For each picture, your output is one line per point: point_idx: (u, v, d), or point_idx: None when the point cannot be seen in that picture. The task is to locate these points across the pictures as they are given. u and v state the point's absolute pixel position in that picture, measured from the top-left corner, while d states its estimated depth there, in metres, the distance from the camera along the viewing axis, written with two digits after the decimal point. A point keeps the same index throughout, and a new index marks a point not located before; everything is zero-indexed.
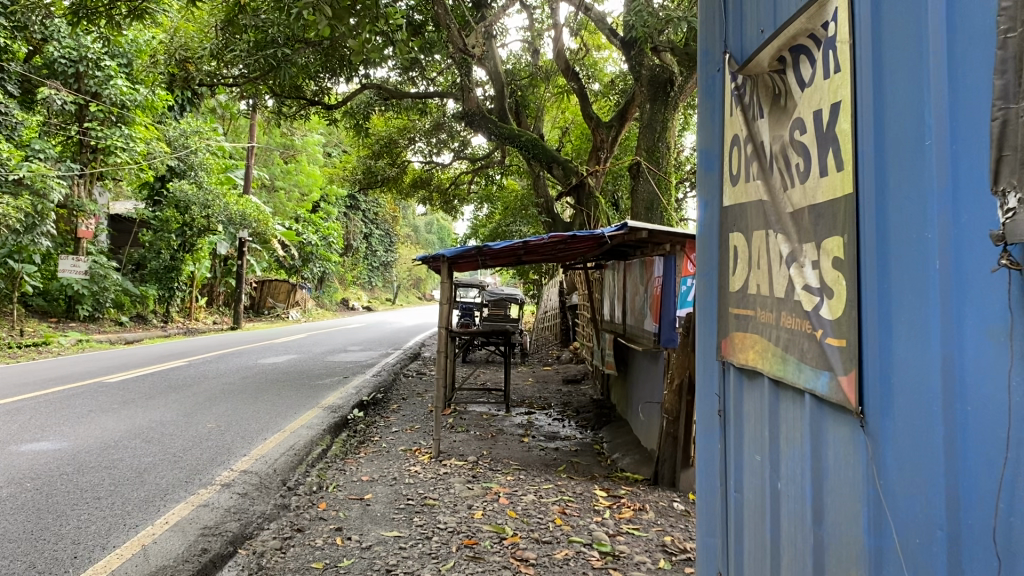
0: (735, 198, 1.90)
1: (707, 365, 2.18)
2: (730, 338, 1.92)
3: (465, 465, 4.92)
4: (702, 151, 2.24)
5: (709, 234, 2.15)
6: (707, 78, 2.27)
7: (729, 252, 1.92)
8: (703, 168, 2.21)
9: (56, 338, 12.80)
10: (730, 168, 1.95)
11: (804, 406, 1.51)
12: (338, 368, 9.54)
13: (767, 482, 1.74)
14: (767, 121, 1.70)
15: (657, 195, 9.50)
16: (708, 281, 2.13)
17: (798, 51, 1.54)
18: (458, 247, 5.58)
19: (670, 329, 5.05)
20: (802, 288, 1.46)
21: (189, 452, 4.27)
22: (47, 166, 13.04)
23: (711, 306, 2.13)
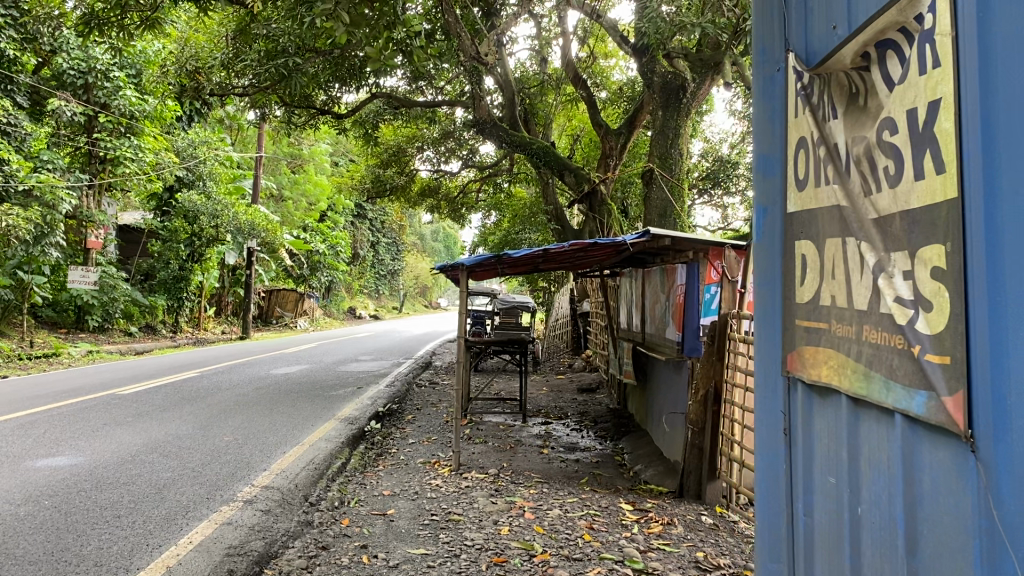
0: (803, 204, 1.83)
1: (767, 379, 2.10)
2: (799, 352, 1.84)
3: (486, 478, 4.82)
4: (758, 155, 2.18)
5: (769, 241, 2.08)
6: (763, 79, 2.20)
7: (799, 260, 1.84)
8: (761, 172, 2.14)
9: (66, 349, 12.77)
10: (796, 172, 1.88)
11: (896, 427, 1.44)
12: (350, 378, 9.46)
13: (846, 506, 1.66)
14: (845, 121, 1.62)
15: (671, 202, 9.40)
16: (770, 290, 2.06)
17: (885, 46, 1.47)
18: (477, 256, 5.48)
19: (694, 339, 4.97)
20: (895, 301, 1.39)
21: (209, 467, 4.19)
22: (56, 177, 13.04)
23: (772, 318, 2.06)
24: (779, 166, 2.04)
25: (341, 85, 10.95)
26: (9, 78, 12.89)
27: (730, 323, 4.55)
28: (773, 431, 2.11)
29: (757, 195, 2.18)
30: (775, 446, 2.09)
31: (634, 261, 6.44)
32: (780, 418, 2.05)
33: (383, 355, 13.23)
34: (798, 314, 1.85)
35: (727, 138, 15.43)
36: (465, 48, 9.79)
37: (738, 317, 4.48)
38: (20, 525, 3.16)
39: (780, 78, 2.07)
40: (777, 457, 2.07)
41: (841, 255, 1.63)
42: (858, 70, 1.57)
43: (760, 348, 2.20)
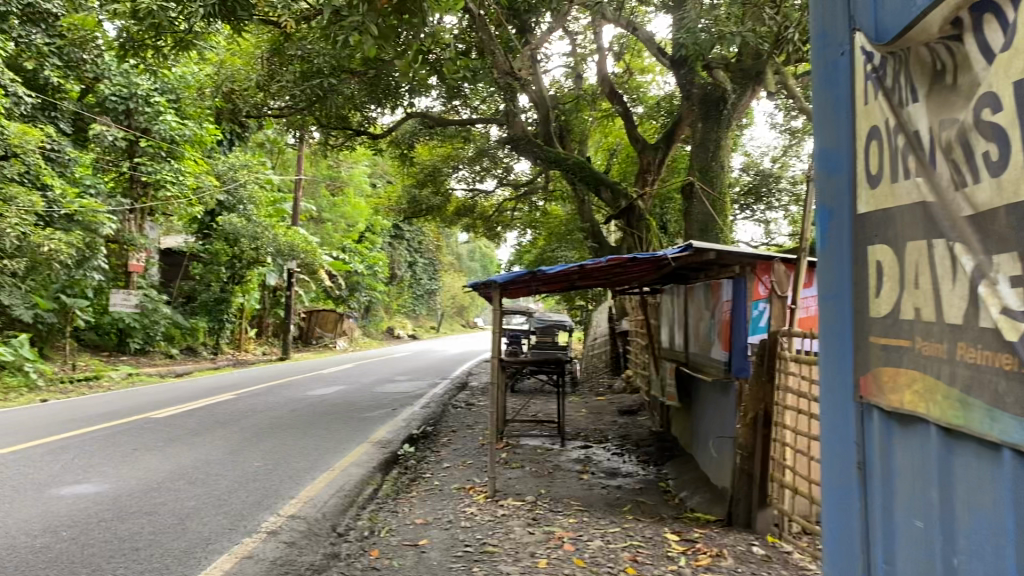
0: (881, 203, 1.66)
1: (835, 405, 1.91)
2: (878, 374, 1.67)
3: (524, 505, 4.61)
4: (818, 152, 2.00)
5: (835, 247, 1.90)
6: (823, 65, 2.02)
7: (876, 268, 1.67)
8: (823, 170, 1.97)
9: (108, 371, 12.83)
10: (871, 169, 1.71)
11: (1004, 462, 1.26)
12: (386, 399, 9.31)
13: (938, 551, 1.48)
14: (932, 104, 1.45)
15: (712, 216, 9.13)
16: (837, 303, 1.88)
17: (980, 10, 1.29)
18: (511, 273, 5.28)
19: (742, 358, 4.74)
20: (1001, 313, 1.22)
21: (235, 495, 4.05)
22: (98, 202, 13.20)
23: (842, 333, 1.87)
24: (846, 164, 1.86)
25: (377, 106, 10.95)
26: (53, 105, 13.13)
27: (780, 342, 4.34)
28: (842, 465, 1.91)
29: (817, 195, 2.01)
30: (845, 482, 1.89)
31: (675, 277, 6.21)
32: (851, 449, 1.86)
33: (420, 376, 13.10)
34: (875, 330, 1.68)
35: (768, 152, 15.11)
36: (499, 63, 9.69)
37: (788, 335, 4.26)
38: (33, 559, 3.03)
39: (845, 63, 1.90)
40: (847, 495, 1.87)
41: (927, 261, 1.47)
42: (945, 43, 1.41)
43: (825, 368, 2.01)
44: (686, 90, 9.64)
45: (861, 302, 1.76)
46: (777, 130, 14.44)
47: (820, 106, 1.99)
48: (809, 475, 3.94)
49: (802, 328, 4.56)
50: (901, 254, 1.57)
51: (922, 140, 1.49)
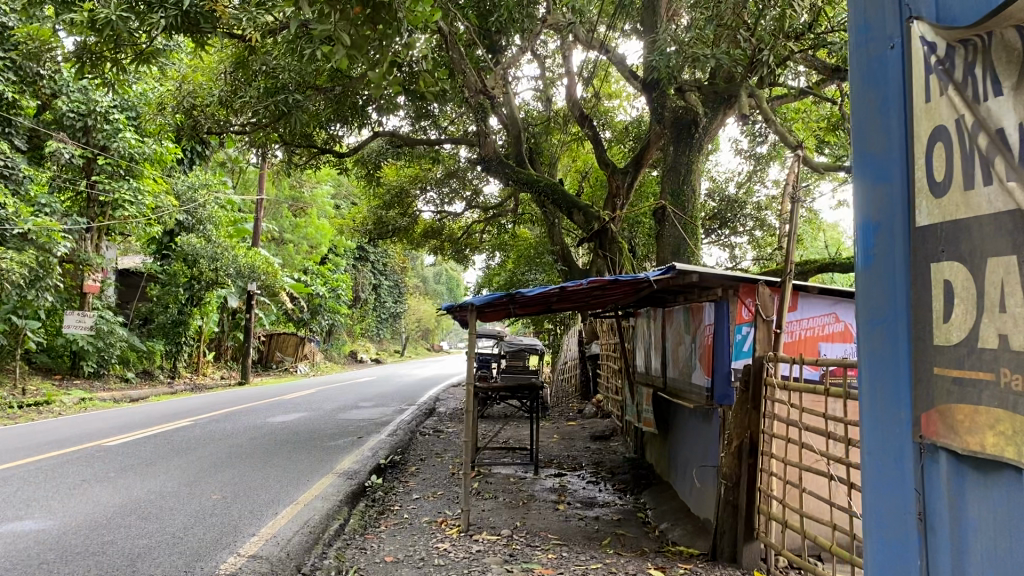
0: (971, 213, 1.22)
1: (892, 497, 1.46)
2: (969, 465, 1.21)
3: (499, 540, 4.37)
4: (858, 147, 1.60)
5: (891, 280, 1.47)
6: (863, 43, 1.61)
7: (964, 313, 1.22)
8: (864, 165, 1.57)
9: (59, 396, 12.30)
10: (953, 168, 1.27)
11: None
12: (350, 426, 9.00)
13: None
14: None
15: (685, 240, 9.01)
16: (897, 354, 1.44)
17: None
18: (487, 295, 5.07)
19: (725, 384, 4.56)
20: None
21: (191, 532, 3.76)
22: (53, 220, 12.77)
23: (905, 393, 1.42)
24: (904, 166, 1.43)
25: (342, 125, 10.72)
26: (7, 121, 12.70)
27: (766, 366, 4.18)
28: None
29: (857, 198, 1.60)
30: None
31: (653, 299, 6.05)
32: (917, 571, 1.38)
33: (385, 402, 12.78)
34: (942, 360, 1.28)
35: (733, 177, 15.15)
36: (470, 81, 9.55)
37: (774, 360, 4.11)
38: None
39: (897, 26, 1.48)
40: None
41: None
42: None
43: (869, 458, 1.56)
44: (657, 113, 9.55)
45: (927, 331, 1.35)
46: (743, 155, 14.50)
47: (860, 87, 1.59)
48: (800, 508, 3.78)
49: (787, 353, 4.40)
50: (980, 272, 1.19)
51: (1017, 123, 1.13)
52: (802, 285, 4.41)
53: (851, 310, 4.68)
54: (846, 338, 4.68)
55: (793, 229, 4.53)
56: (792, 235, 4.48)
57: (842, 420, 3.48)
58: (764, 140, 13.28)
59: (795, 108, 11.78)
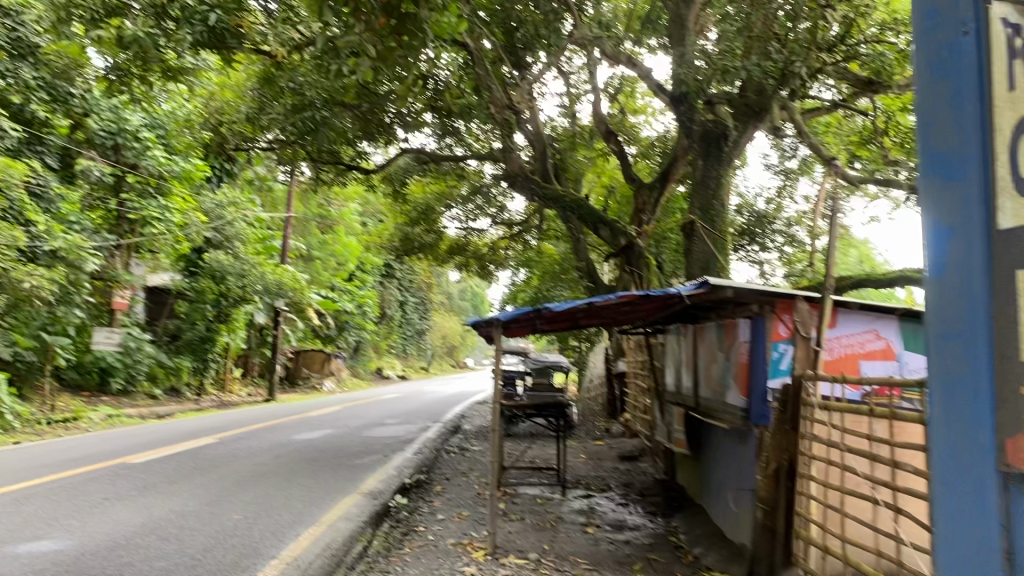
0: None
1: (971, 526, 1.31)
2: None
3: (527, 564, 4.23)
4: (919, 148, 1.50)
5: (966, 285, 1.34)
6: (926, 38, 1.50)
7: None
8: (928, 167, 1.46)
9: (86, 413, 12.33)
10: None
11: None
12: (375, 444, 8.89)
13: None
14: None
15: (715, 255, 8.82)
16: (975, 367, 1.31)
17: None
18: (513, 311, 4.95)
19: (762, 404, 4.39)
20: None
21: (211, 554, 3.66)
22: (82, 237, 12.86)
23: (984, 409, 1.29)
24: (983, 163, 1.32)
25: (369, 142, 10.70)
26: (39, 139, 12.83)
27: (805, 385, 4.01)
28: None
29: (920, 204, 1.50)
30: None
31: (685, 316, 5.89)
32: None
33: (411, 419, 12.68)
34: None
35: (762, 193, 14.95)
36: (496, 96, 9.48)
37: (814, 379, 3.92)
38: None
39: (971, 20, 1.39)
40: None
41: None
42: None
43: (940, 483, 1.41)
44: (685, 127, 9.40)
45: (1014, 340, 1.25)
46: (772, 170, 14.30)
47: (920, 88, 1.50)
48: (843, 534, 3.58)
49: (827, 372, 4.23)
50: None
51: None
52: (843, 300, 4.24)
53: (893, 327, 4.48)
54: (888, 356, 4.47)
55: (833, 242, 4.37)
56: (832, 248, 4.33)
57: (885, 440, 3.29)
58: (794, 155, 13.08)
59: (826, 122, 11.60)
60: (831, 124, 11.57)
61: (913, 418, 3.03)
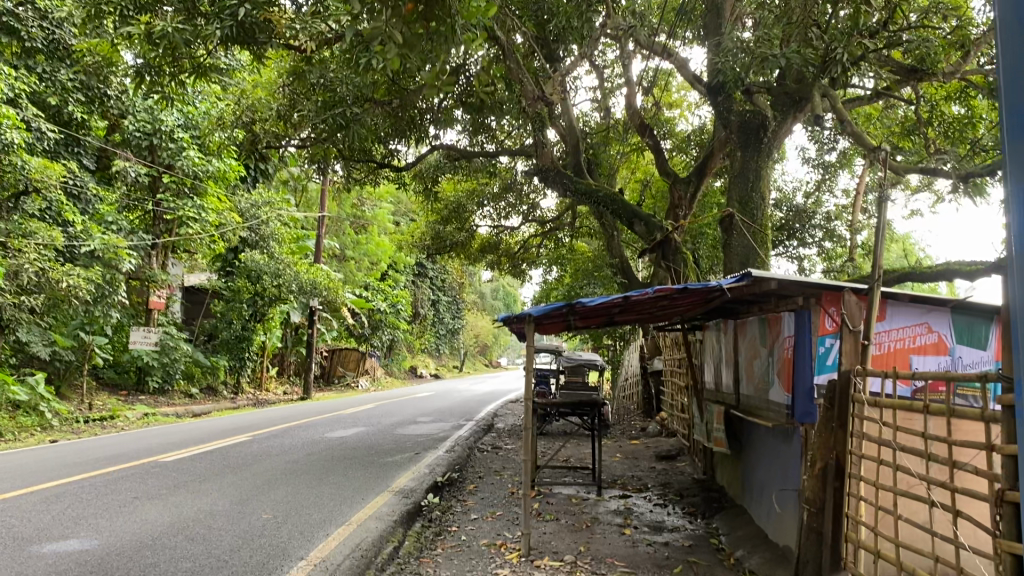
0: None
1: None
2: None
3: (562, 567, 4.09)
4: (1007, 115, 1.60)
5: None
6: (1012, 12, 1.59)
7: None
8: (1016, 130, 1.56)
9: (124, 411, 12.41)
10: None
11: None
12: (407, 443, 8.81)
13: None
14: None
15: (754, 249, 8.61)
16: None
17: None
18: (548, 305, 4.79)
19: (808, 401, 4.20)
20: None
21: (238, 555, 3.57)
22: (119, 237, 12.94)
23: None
24: None
25: (400, 139, 10.64)
26: (76, 141, 12.96)
27: (853, 381, 3.82)
28: None
29: (1007, 168, 1.62)
30: None
31: (724, 310, 5.71)
32: None
33: (444, 417, 12.60)
34: None
35: (800, 187, 14.65)
36: (528, 89, 9.33)
37: (863, 375, 3.74)
38: None
39: None
40: None
41: None
42: None
43: None
44: (723, 118, 9.20)
45: None
46: (811, 164, 14.00)
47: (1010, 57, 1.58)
48: (894, 537, 3.39)
49: (876, 367, 4.02)
50: None
51: None
52: (891, 292, 4.04)
53: (945, 319, 4.25)
54: (940, 350, 4.23)
55: (881, 232, 4.18)
56: (880, 237, 4.13)
57: (940, 437, 3.08)
58: (832, 148, 12.80)
59: (866, 113, 11.31)
60: (871, 115, 11.27)
61: (971, 413, 2.82)
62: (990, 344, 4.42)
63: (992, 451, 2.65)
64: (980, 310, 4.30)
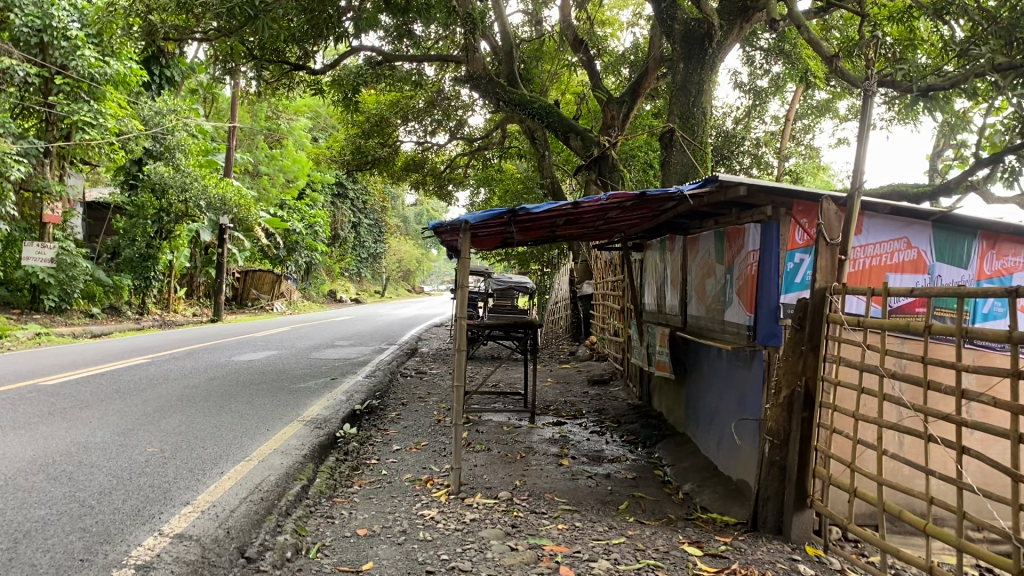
0: None
1: None
2: None
3: (497, 505, 3.60)
4: None
5: None
6: None
7: None
8: None
9: (13, 331, 11.35)
10: None
11: None
12: (324, 367, 8.18)
13: None
14: None
15: (693, 165, 8.02)
16: None
17: None
18: (486, 212, 4.15)
19: (772, 322, 3.73)
20: None
21: (108, 501, 2.95)
22: (5, 141, 11.57)
23: None
24: None
25: (319, 42, 9.65)
26: None
27: (829, 301, 3.38)
28: None
29: None
30: None
31: (674, 225, 5.20)
32: None
33: (364, 340, 11.96)
34: None
35: (730, 112, 14.31)
36: None
37: (842, 291, 3.30)
38: None
39: None
40: None
41: None
42: None
43: None
44: (665, 25, 8.56)
45: None
46: (742, 88, 13.64)
47: None
48: (879, 476, 3.02)
49: (851, 284, 3.61)
50: None
51: None
52: (871, 203, 3.60)
53: (925, 234, 3.85)
54: (918, 268, 3.84)
55: (865, 135, 3.67)
56: (863, 139, 3.65)
57: (941, 363, 2.68)
58: (765, 72, 12.38)
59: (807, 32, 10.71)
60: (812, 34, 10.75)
61: (988, 335, 2.40)
62: (971, 263, 4.03)
63: (1020, 381, 2.25)
64: (965, 225, 3.89)
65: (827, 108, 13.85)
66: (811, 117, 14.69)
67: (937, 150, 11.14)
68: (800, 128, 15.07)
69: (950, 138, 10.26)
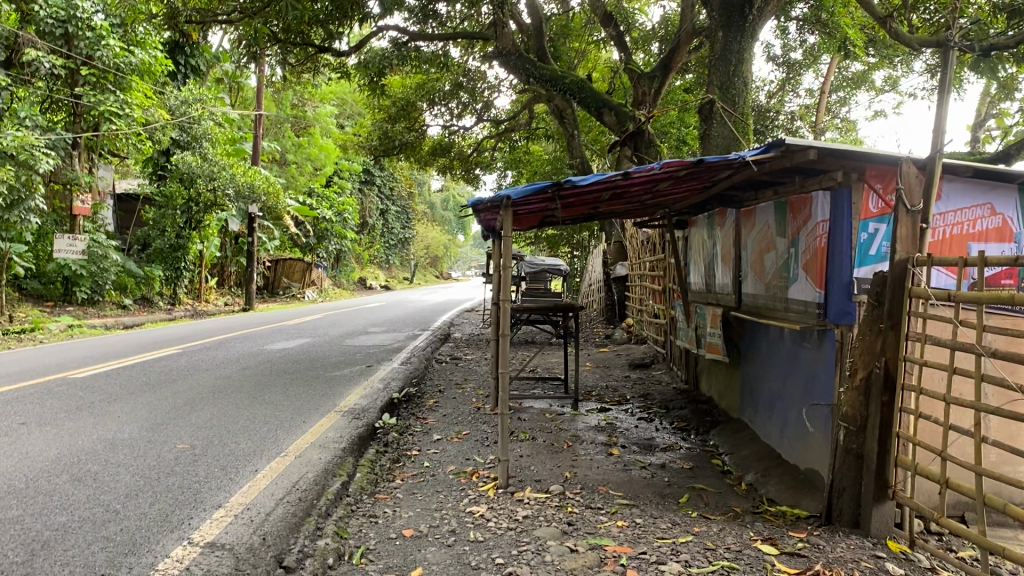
0: None
1: None
2: None
3: (549, 500, 3.35)
4: None
5: None
6: None
7: None
8: None
9: (46, 324, 11.29)
10: None
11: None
12: (358, 354, 7.98)
13: None
14: None
15: (736, 138, 7.64)
16: None
17: None
18: (530, 185, 3.85)
19: (845, 298, 3.42)
20: None
21: (135, 504, 2.74)
22: (33, 134, 11.43)
23: None
24: None
25: (344, 22, 9.34)
26: None
27: (912, 273, 3.05)
28: None
29: None
30: None
31: (725, 198, 4.89)
32: None
33: (396, 327, 11.78)
34: None
35: (763, 86, 13.86)
36: None
37: (927, 262, 2.98)
38: None
39: None
40: None
41: None
42: None
43: None
44: None
45: None
46: (777, 60, 13.17)
47: None
48: (977, 466, 2.71)
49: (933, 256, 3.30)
50: None
51: None
52: (954, 166, 3.28)
53: (1011, 200, 3.52)
54: (1003, 236, 3.53)
55: (945, 91, 3.34)
56: (944, 95, 3.31)
57: None
58: (801, 43, 11.90)
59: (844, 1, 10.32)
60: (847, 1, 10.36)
61: None
62: None
63: None
64: None
65: (864, 79, 13.37)
66: (846, 90, 14.22)
67: (981, 119, 10.68)
68: (835, 100, 14.59)
69: (998, 105, 9.80)
